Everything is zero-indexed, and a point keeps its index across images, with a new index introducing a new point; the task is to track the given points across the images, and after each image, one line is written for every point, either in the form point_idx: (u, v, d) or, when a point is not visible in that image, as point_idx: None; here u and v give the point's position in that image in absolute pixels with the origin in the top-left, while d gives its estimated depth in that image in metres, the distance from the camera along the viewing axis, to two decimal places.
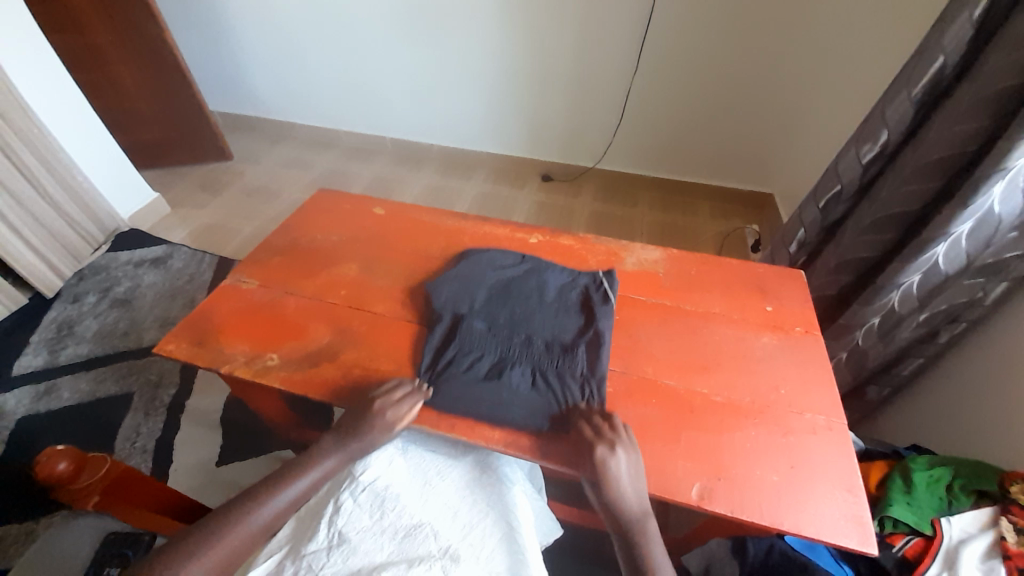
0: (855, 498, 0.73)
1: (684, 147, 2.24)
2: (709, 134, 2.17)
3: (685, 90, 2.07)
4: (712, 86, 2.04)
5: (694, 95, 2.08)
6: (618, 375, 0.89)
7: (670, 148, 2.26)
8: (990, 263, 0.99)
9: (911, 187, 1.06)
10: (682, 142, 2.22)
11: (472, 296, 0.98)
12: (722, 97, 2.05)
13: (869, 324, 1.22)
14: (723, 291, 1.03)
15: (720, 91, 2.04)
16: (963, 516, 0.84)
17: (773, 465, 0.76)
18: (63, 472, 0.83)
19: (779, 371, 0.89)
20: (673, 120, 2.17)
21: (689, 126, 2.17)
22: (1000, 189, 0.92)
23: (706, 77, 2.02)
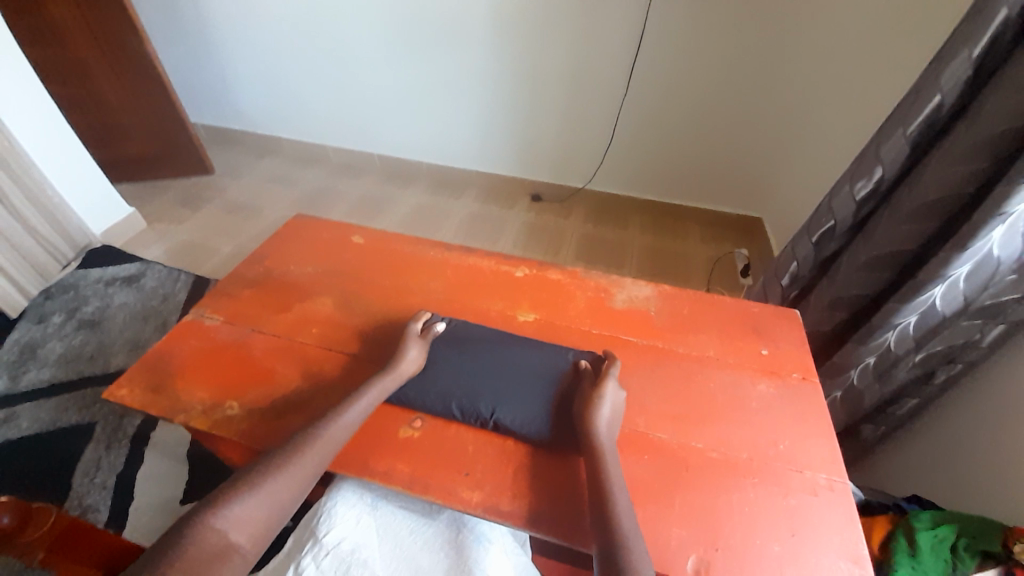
0: (861, 570, 0.68)
1: (674, 170, 2.22)
2: (700, 159, 2.16)
3: (676, 115, 2.06)
4: (703, 112, 2.03)
5: (685, 120, 2.07)
6: None
7: (660, 172, 2.24)
8: (990, 306, 0.96)
9: (908, 226, 1.04)
10: (673, 166, 2.21)
11: (433, 382, 0.88)
12: (713, 123, 2.05)
13: (866, 363, 1.19)
14: (717, 332, 0.99)
15: (711, 117, 2.04)
16: None
17: (774, 532, 0.71)
18: (7, 525, 0.73)
19: (778, 423, 0.84)
20: (665, 146, 2.16)
21: (679, 151, 2.16)
22: (998, 232, 0.89)
23: (697, 103, 2.01)
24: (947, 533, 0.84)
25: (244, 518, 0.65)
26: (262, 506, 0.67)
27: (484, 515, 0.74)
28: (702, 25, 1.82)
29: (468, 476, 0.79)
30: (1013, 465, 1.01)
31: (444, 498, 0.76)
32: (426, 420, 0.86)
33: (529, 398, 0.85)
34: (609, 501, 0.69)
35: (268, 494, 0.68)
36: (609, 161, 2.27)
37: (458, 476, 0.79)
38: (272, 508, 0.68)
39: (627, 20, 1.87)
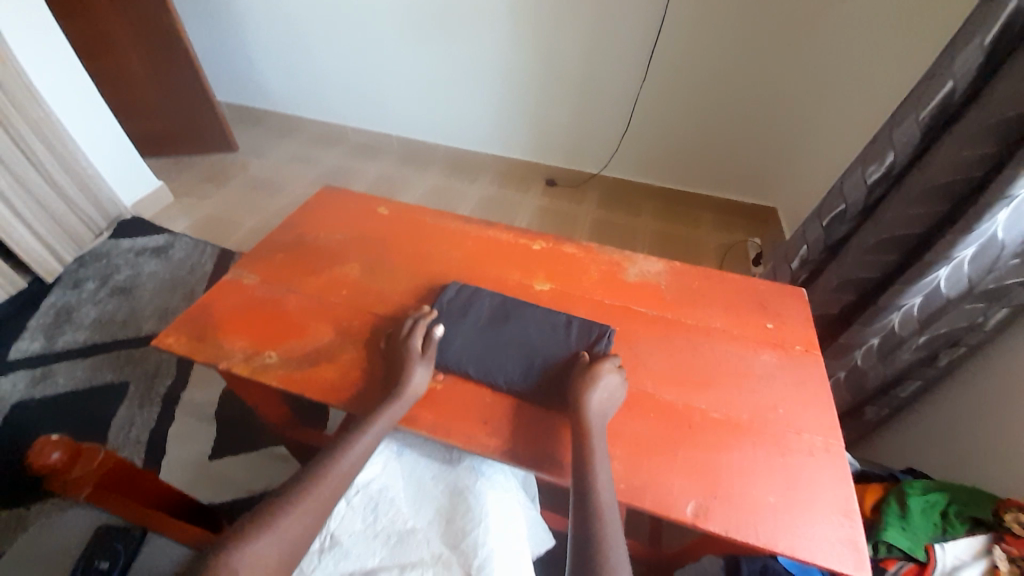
0: (851, 522, 0.73)
1: (689, 157, 2.24)
2: (716, 147, 2.17)
3: (694, 104, 2.08)
4: (720, 99, 2.04)
5: (702, 108, 2.08)
6: None
7: (675, 159, 2.26)
8: (992, 289, 0.99)
9: (917, 210, 1.06)
10: (689, 153, 2.23)
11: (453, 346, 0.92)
12: (730, 111, 2.06)
13: (869, 344, 1.22)
14: (725, 307, 1.03)
15: (728, 105, 2.05)
16: (958, 544, 0.83)
17: (769, 485, 0.76)
18: (58, 461, 0.82)
19: (780, 390, 0.88)
20: (682, 133, 2.17)
21: (695, 139, 2.17)
22: (1004, 215, 0.91)
23: (714, 91, 2.02)
24: (937, 497, 0.89)
25: (263, 556, 0.65)
26: (280, 544, 0.67)
27: (501, 459, 0.81)
28: (724, 10, 1.82)
29: (486, 426, 0.85)
30: (1007, 444, 1.06)
31: (465, 442, 0.83)
32: (448, 375, 0.91)
33: (525, 359, 0.89)
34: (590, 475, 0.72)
35: (291, 525, 0.69)
36: (627, 147, 2.29)
37: (478, 425, 0.85)
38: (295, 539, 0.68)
39: (648, 4, 1.88)
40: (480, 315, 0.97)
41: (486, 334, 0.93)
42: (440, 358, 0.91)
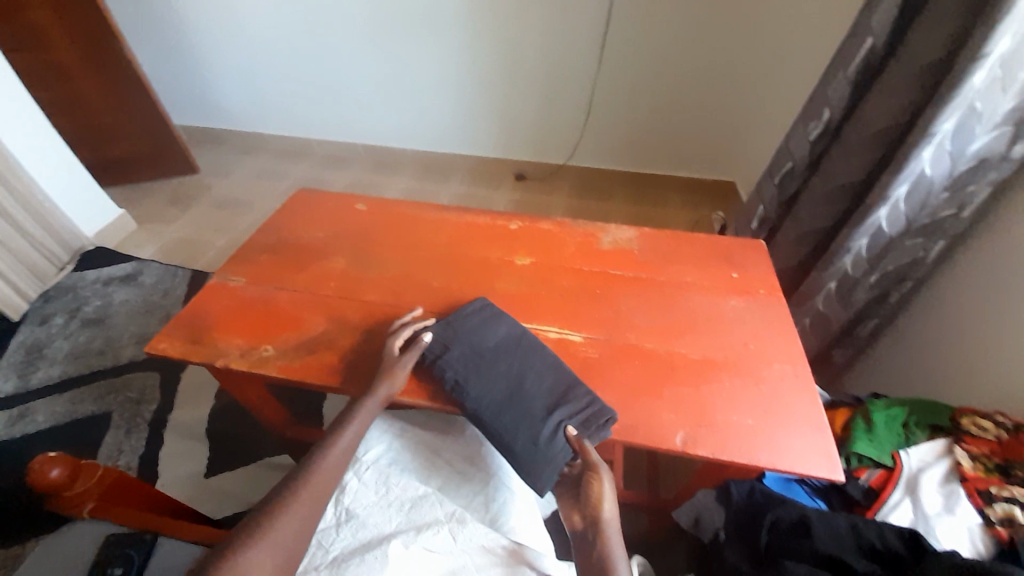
0: (822, 434, 0.81)
1: (648, 139, 2.34)
2: (673, 126, 2.27)
3: (649, 87, 2.17)
4: (673, 80, 2.14)
5: (657, 90, 2.18)
6: (603, 342, 0.95)
7: (636, 141, 2.35)
8: (927, 223, 1.11)
9: (857, 159, 1.17)
10: (649, 135, 2.32)
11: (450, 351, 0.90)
12: (683, 90, 2.16)
13: (827, 289, 1.30)
14: (694, 263, 1.11)
15: (681, 84, 2.15)
16: (920, 449, 0.90)
17: (747, 409, 0.83)
18: (58, 477, 0.83)
19: (750, 329, 0.96)
20: (639, 116, 2.27)
21: (653, 120, 2.27)
22: (929, 152, 1.01)
23: (665, 73, 2.13)
24: (898, 413, 0.98)
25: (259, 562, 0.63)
26: (274, 551, 0.65)
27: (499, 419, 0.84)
28: None
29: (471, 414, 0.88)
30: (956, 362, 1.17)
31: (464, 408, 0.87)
32: None
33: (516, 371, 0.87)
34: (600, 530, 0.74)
35: (283, 531, 0.67)
36: (590, 134, 2.38)
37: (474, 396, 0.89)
38: (287, 550, 0.66)
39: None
40: (478, 324, 0.94)
41: (486, 352, 0.89)
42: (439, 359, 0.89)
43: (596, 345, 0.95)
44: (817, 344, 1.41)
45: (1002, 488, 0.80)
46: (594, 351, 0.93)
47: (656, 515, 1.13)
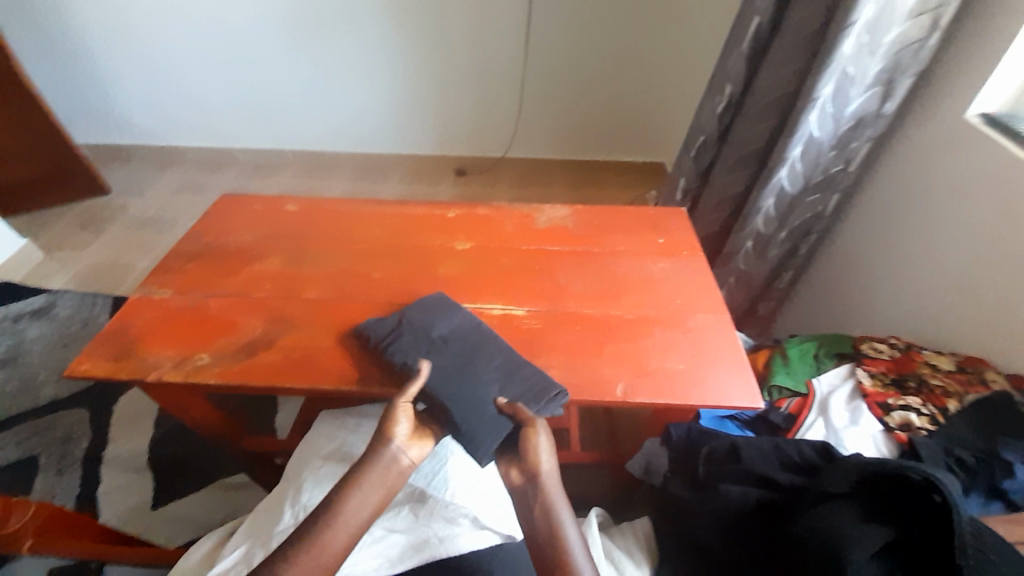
0: (744, 369, 0.90)
1: (579, 125, 2.42)
2: (600, 111, 2.37)
3: (575, 75, 2.26)
4: (596, 68, 2.24)
5: (582, 78, 2.26)
6: (545, 312, 1.00)
7: (567, 128, 2.43)
8: (821, 179, 1.25)
9: (758, 127, 1.29)
10: (580, 121, 2.41)
11: (401, 342, 0.88)
12: (606, 77, 2.27)
13: (745, 249, 1.41)
14: (623, 232, 1.18)
15: (605, 71, 2.25)
16: (829, 375, 1.03)
17: (678, 356, 0.91)
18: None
19: (677, 286, 1.05)
20: (569, 103, 2.35)
21: (582, 107, 2.36)
22: (814, 116, 1.14)
23: (588, 60, 2.22)
24: (809, 348, 1.11)
25: None
26: None
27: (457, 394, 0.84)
28: None
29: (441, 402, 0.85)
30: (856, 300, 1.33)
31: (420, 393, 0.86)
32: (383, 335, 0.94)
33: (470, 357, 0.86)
34: (545, 481, 0.71)
35: None
36: (523, 124, 2.43)
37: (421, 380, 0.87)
38: None
39: None
40: (430, 315, 0.93)
41: (438, 341, 0.88)
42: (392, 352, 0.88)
43: (540, 317, 0.99)
44: (745, 300, 1.53)
45: (896, 398, 0.93)
46: (538, 322, 0.98)
47: (614, 475, 1.18)
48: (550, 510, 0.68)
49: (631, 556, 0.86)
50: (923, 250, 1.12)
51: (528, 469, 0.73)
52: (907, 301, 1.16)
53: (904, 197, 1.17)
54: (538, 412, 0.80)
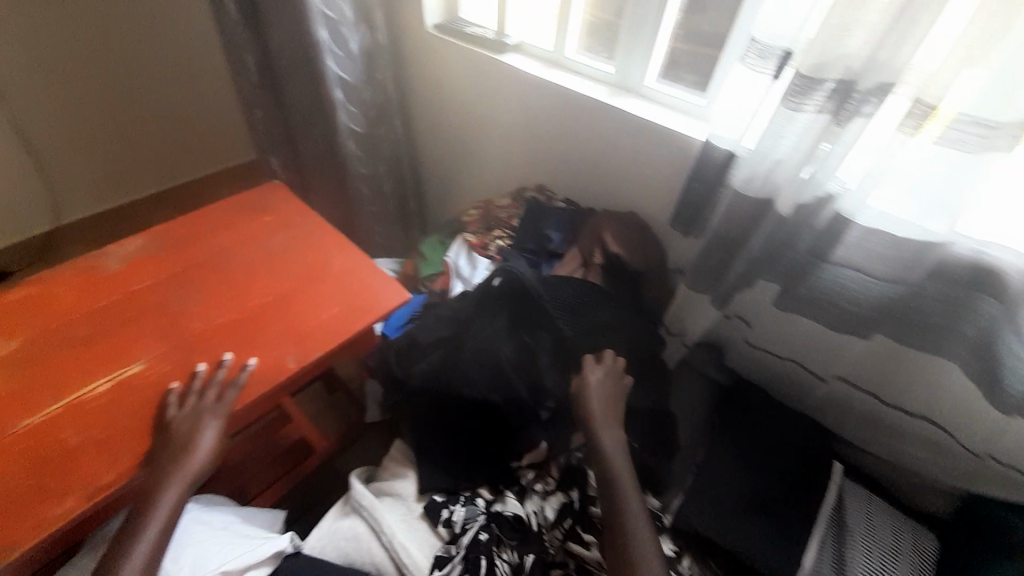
0: (386, 277, 0.95)
1: (116, 138, 1.67)
2: (131, 107, 1.65)
3: (57, 78, 1.47)
4: (57, 54, 1.45)
5: (55, 74, 1.46)
6: (165, 353, 0.80)
7: (99, 145, 1.64)
8: (374, 111, 1.40)
9: (299, 83, 1.31)
10: (117, 132, 1.66)
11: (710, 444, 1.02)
12: (94, 64, 1.52)
13: (360, 192, 1.49)
14: (223, 227, 1.01)
15: (84, 51, 1.48)
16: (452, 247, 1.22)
17: (328, 302, 0.89)
18: None
19: (298, 247, 0.98)
20: (85, 121, 1.58)
21: (101, 116, 1.60)
22: (332, 61, 1.24)
23: (40, 47, 1.41)
24: (443, 240, 1.30)
25: None
26: None
27: (140, 462, 0.69)
28: None
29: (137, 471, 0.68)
30: (459, 195, 1.57)
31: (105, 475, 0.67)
32: None
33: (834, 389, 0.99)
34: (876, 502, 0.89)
35: None
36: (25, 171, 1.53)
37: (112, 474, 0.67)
38: None
39: None
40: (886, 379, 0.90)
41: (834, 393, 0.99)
42: (174, 416, 0.73)
43: (162, 363, 0.79)
44: (398, 233, 1.66)
45: (490, 238, 1.18)
46: (164, 369, 0.78)
47: (380, 436, 1.20)
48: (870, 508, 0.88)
49: (398, 475, 0.89)
50: (467, 140, 1.41)
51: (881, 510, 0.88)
52: (481, 178, 1.45)
53: (439, 107, 1.42)
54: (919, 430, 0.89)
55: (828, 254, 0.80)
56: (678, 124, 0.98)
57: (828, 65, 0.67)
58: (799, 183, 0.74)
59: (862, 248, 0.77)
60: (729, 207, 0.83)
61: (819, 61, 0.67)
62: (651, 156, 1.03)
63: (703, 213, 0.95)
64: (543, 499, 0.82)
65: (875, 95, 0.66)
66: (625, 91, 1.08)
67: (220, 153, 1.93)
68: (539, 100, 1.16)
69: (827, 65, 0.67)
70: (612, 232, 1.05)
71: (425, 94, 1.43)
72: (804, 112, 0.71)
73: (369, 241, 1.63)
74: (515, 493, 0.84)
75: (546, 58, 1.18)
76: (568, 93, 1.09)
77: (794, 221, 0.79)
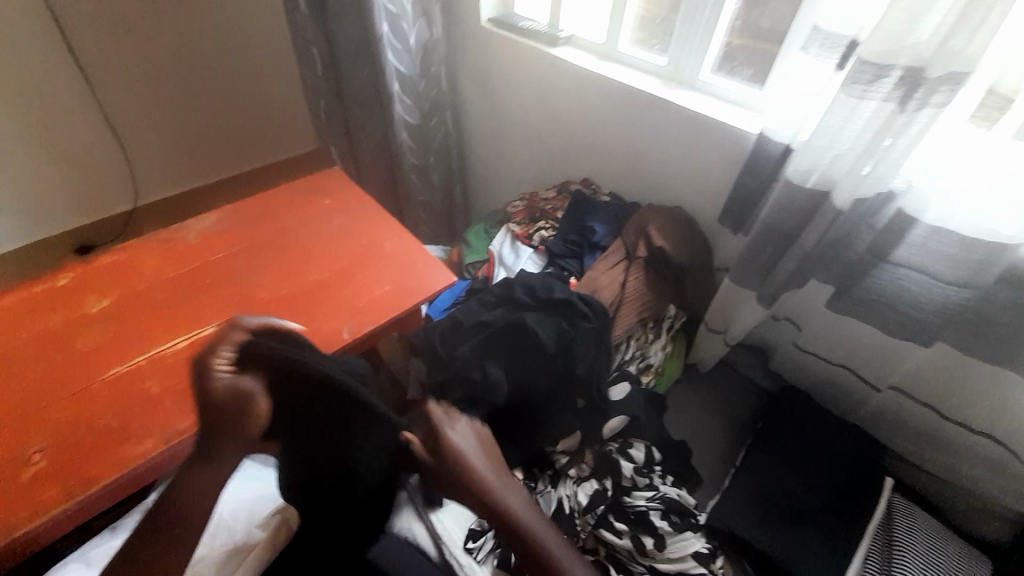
0: (434, 260, 0.99)
1: (193, 125, 1.81)
2: (208, 97, 1.78)
3: (146, 69, 1.62)
4: (148, 47, 1.59)
5: (148, 66, 1.62)
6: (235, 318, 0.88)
7: (178, 130, 1.78)
8: (429, 104, 1.45)
9: (360, 76, 1.38)
10: (195, 119, 1.80)
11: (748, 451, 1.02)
12: (178, 56, 1.66)
13: (411, 181, 1.55)
14: (288, 208, 1.09)
15: (170, 44, 1.62)
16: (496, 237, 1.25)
17: (381, 281, 0.94)
18: None
19: (354, 229, 1.04)
20: (167, 109, 1.72)
21: (182, 104, 1.75)
22: (393, 55, 1.29)
23: (135, 41, 1.56)
24: (488, 229, 1.34)
25: None
26: None
27: None
28: None
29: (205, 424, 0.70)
30: (502, 186, 1.61)
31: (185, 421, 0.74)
32: (47, 446, 0.71)
33: (888, 403, 0.95)
34: (929, 523, 0.86)
35: None
36: (114, 153, 1.69)
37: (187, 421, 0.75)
38: None
39: None
40: (947, 389, 0.85)
41: (891, 408, 0.95)
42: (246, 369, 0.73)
43: None
44: (443, 222, 1.72)
45: (534, 228, 1.20)
46: None
47: None
48: (926, 531, 0.84)
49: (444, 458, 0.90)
50: (515, 132, 1.43)
51: (934, 532, 0.84)
52: (526, 172, 1.48)
53: (489, 101, 1.46)
54: (987, 453, 0.85)
55: (888, 253, 0.77)
56: (731, 117, 0.96)
57: (893, 52, 0.64)
58: (859, 178, 0.72)
59: (927, 248, 0.73)
60: (782, 203, 0.81)
61: (888, 50, 0.64)
62: (700, 149, 1.02)
63: (752, 210, 0.94)
64: (577, 484, 0.84)
65: (945, 84, 0.62)
66: (678, 85, 1.07)
67: (282, 143, 2.06)
68: (587, 92, 1.16)
69: (894, 52, 0.64)
70: (656, 225, 1.05)
71: (476, 88, 1.47)
72: (866, 99, 0.68)
73: (416, 230, 1.69)
74: (549, 477, 0.87)
75: (598, 52, 1.19)
76: (618, 85, 1.09)
77: (851, 217, 0.76)
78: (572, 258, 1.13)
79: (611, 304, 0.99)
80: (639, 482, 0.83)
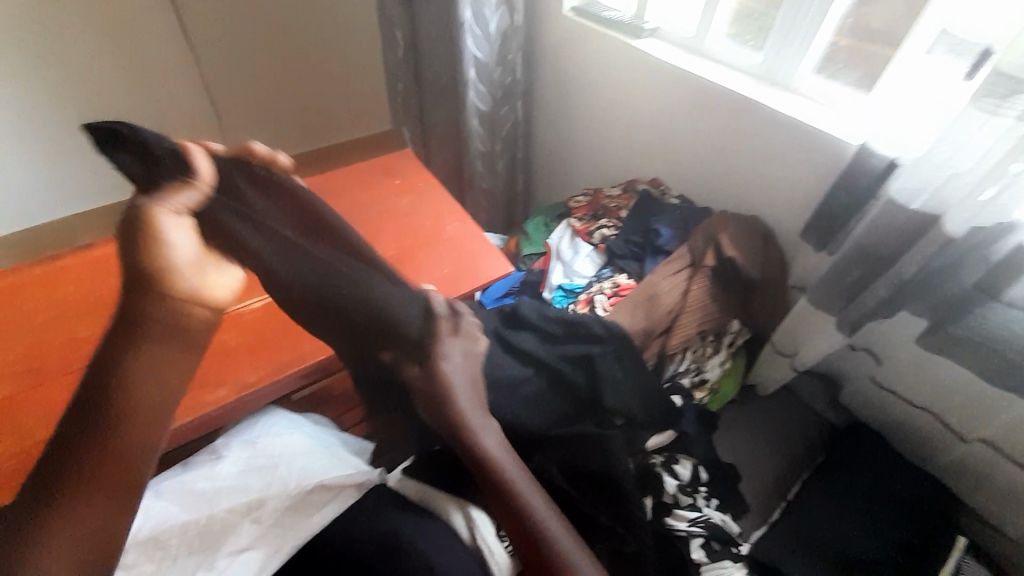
0: (493, 249, 1.00)
1: (280, 99, 1.92)
2: (295, 73, 1.88)
3: (245, 46, 1.73)
4: (249, 24, 1.70)
5: (246, 42, 1.73)
6: None
7: (266, 104, 1.90)
8: (502, 92, 1.45)
9: (438, 61, 1.40)
10: (282, 94, 1.91)
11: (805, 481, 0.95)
12: (273, 35, 1.76)
13: (476, 167, 1.56)
14: (358, 184, 1.13)
15: (268, 22, 1.72)
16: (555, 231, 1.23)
17: (440, 264, 0.96)
18: None
19: (418, 211, 1.07)
20: (260, 84, 1.84)
21: (273, 80, 1.86)
22: (473, 42, 1.30)
23: (237, 18, 1.67)
24: (547, 222, 1.32)
25: None
26: None
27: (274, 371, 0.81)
28: None
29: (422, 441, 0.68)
30: (564, 178, 1.59)
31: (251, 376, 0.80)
32: None
33: (974, 456, 0.85)
34: None
35: None
36: None
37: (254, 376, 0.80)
38: None
39: None
40: None
41: (978, 461, 0.85)
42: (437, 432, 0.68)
43: None
44: (502, 211, 1.72)
45: (596, 225, 1.17)
46: None
47: None
48: None
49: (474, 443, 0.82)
50: (585, 126, 1.40)
51: None
52: (592, 166, 1.45)
53: (561, 92, 1.44)
54: None
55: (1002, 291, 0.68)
56: (828, 124, 0.88)
57: None
58: (979, 204, 0.64)
59: None
60: (879, 225, 0.74)
61: None
62: (789, 156, 0.94)
63: (841, 228, 0.86)
64: None
65: None
66: (772, 85, 0.99)
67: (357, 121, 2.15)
68: (669, 88, 1.11)
69: None
70: (729, 234, 0.98)
71: (550, 79, 1.45)
72: (998, 117, 0.59)
73: (475, 215, 1.70)
74: None
75: (686, 46, 1.12)
76: (704, 82, 1.03)
77: (962, 246, 0.68)
78: (632, 260, 1.09)
79: (671, 311, 0.94)
80: (681, 501, 0.81)
